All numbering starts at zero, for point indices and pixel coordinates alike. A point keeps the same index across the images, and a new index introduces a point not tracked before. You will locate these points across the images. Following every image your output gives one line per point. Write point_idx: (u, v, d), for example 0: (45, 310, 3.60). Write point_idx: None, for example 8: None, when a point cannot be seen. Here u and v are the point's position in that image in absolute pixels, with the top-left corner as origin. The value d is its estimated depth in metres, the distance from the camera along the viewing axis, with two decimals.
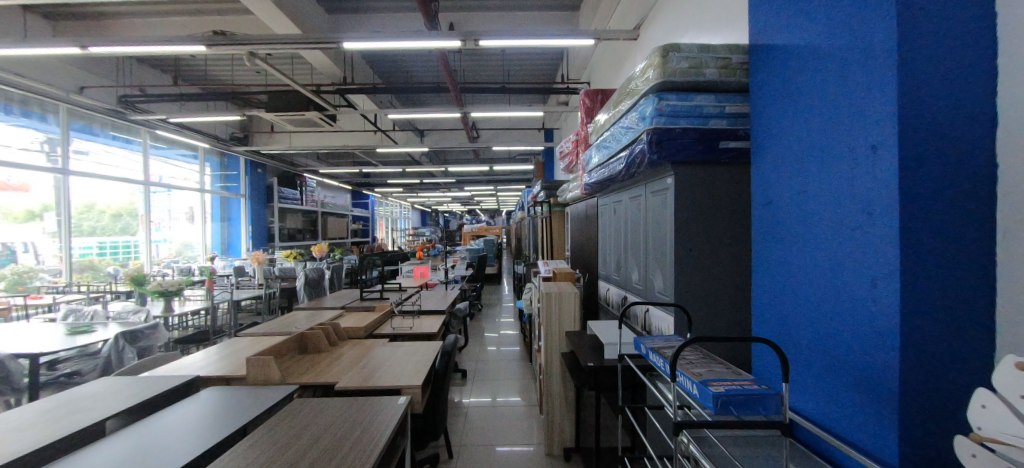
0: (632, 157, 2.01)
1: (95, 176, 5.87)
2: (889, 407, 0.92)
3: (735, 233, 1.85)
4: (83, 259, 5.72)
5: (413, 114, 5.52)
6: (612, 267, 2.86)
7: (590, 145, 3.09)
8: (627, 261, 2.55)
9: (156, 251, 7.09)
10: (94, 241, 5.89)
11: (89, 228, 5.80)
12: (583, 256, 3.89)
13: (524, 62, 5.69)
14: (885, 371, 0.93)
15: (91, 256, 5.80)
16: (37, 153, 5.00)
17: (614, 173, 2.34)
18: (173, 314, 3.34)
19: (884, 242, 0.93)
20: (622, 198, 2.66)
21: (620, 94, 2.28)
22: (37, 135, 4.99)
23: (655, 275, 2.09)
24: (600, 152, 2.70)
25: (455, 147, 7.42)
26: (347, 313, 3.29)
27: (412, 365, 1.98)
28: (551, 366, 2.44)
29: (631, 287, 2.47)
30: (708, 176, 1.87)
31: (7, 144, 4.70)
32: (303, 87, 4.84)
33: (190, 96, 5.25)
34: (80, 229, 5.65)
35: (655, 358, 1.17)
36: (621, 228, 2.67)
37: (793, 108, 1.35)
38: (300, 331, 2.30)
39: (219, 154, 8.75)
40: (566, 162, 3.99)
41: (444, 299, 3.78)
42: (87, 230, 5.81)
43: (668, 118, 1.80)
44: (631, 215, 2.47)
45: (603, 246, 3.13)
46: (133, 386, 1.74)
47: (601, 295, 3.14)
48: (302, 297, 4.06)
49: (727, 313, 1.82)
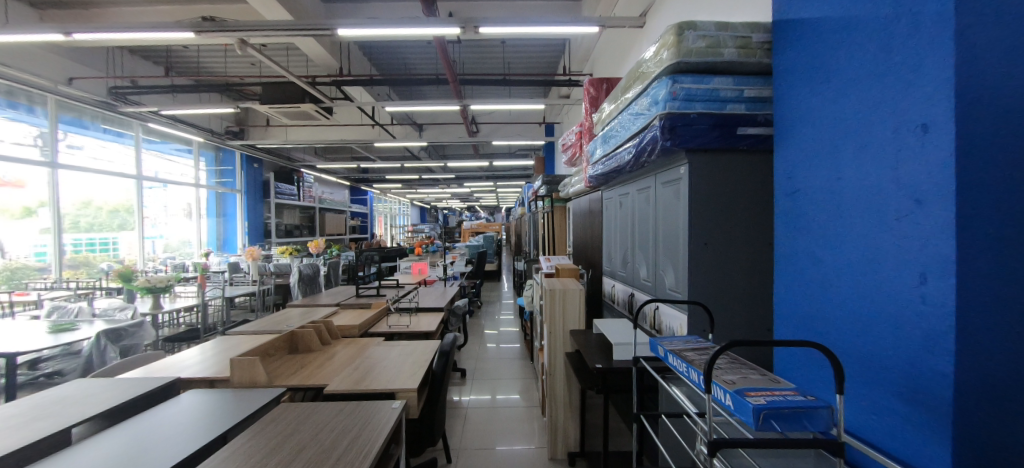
0: (641, 145, 1.89)
1: (89, 171, 5.76)
2: (942, 417, 0.81)
3: (752, 226, 1.74)
4: (77, 255, 5.62)
5: (412, 107, 5.38)
6: (618, 263, 2.74)
7: (594, 136, 2.96)
8: (634, 256, 2.44)
9: (152, 247, 6.98)
10: (87, 237, 5.78)
11: (85, 224, 5.72)
12: (585, 252, 3.77)
13: (525, 52, 5.54)
14: (936, 378, 0.82)
15: (84, 252, 5.69)
16: (31, 148, 4.88)
17: (621, 163, 2.23)
18: (162, 311, 3.22)
19: (934, 230, 0.82)
20: (628, 191, 2.54)
21: (629, 80, 2.16)
22: (32, 130, 4.86)
23: (665, 271, 1.98)
24: (606, 143, 2.57)
25: (455, 142, 7.28)
26: (342, 311, 3.17)
27: (409, 367, 1.86)
28: (554, 367, 2.31)
29: (638, 284, 2.36)
30: (724, 165, 1.75)
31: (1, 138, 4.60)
32: (298, 78, 4.69)
33: (182, 88, 5.09)
34: (75, 225, 5.53)
35: (676, 360, 1.06)
36: (627, 222, 2.56)
37: (825, 88, 1.23)
38: (291, 329, 2.18)
39: (214, 148, 8.59)
40: (568, 155, 3.86)
41: (443, 296, 3.66)
42: (84, 227, 5.73)
43: (683, 102, 1.68)
44: (639, 207, 2.36)
45: (607, 241, 3.01)
46: (109, 389, 1.62)
47: (606, 292, 3.02)
48: (296, 294, 3.94)
49: (744, 311, 1.71)
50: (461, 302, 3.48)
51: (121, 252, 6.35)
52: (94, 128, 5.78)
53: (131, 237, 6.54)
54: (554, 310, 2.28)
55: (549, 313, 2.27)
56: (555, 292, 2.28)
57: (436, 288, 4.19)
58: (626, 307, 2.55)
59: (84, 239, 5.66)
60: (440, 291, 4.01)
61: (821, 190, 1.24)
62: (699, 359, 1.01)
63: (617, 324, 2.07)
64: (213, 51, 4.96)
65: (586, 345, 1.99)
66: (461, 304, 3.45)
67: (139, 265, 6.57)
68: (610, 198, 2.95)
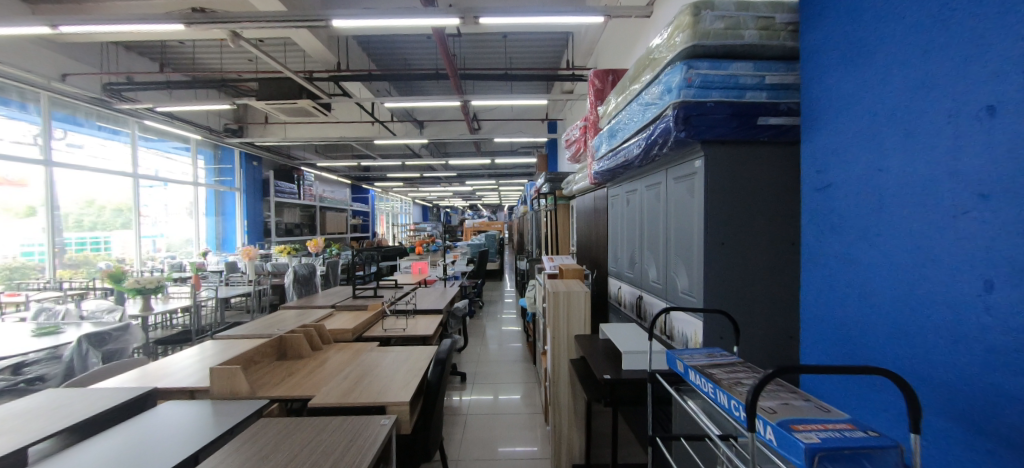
0: (653, 138, 1.75)
1: (87, 169, 5.67)
2: (1015, 450, 0.68)
3: (773, 223, 1.59)
4: (77, 254, 5.56)
5: (412, 103, 5.24)
6: (625, 263, 2.61)
7: (599, 131, 2.82)
8: (642, 256, 2.31)
9: (152, 247, 6.93)
10: (87, 235, 5.71)
11: (86, 223, 5.68)
12: (590, 252, 3.63)
13: (527, 45, 5.39)
14: (1006, 403, 0.70)
15: (83, 251, 5.62)
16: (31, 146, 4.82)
17: (629, 157, 2.10)
18: (152, 313, 3.12)
19: (1005, 230, 0.70)
20: (636, 187, 2.41)
21: (638, 68, 2.02)
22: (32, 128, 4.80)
23: (677, 272, 1.85)
24: (612, 137, 2.43)
25: (455, 139, 7.14)
26: (337, 313, 3.06)
27: (402, 375, 1.74)
28: (558, 374, 2.18)
29: (647, 286, 2.22)
30: (742, 157, 1.61)
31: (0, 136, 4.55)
32: (295, 73, 4.56)
33: (177, 84, 4.97)
34: (75, 224, 5.46)
35: (699, 379, 0.93)
36: (635, 221, 2.42)
37: (860, 71, 1.10)
38: (279, 334, 2.06)
39: (212, 146, 8.50)
40: (572, 151, 3.71)
41: (443, 297, 3.53)
42: (85, 226, 5.69)
43: (699, 90, 1.54)
44: (648, 205, 2.23)
45: (613, 241, 2.89)
46: (81, 401, 1.50)
47: (612, 294, 2.89)
48: (292, 295, 3.81)
49: (766, 316, 1.57)
50: (460, 304, 3.37)
51: (120, 251, 6.28)
52: (88, 125, 5.63)
53: (133, 236, 6.50)
54: (558, 314, 2.15)
55: (552, 316, 2.14)
56: (559, 294, 2.14)
57: (435, 289, 4.07)
58: (634, 309, 2.42)
59: (82, 238, 5.60)
60: (440, 291, 3.89)
61: (858, 183, 1.10)
62: (726, 378, 0.88)
63: (626, 330, 1.94)
64: (208, 45, 4.84)
65: (592, 354, 1.86)
66: (461, 306, 3.34)
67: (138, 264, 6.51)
68: (616, 196, 2.81)
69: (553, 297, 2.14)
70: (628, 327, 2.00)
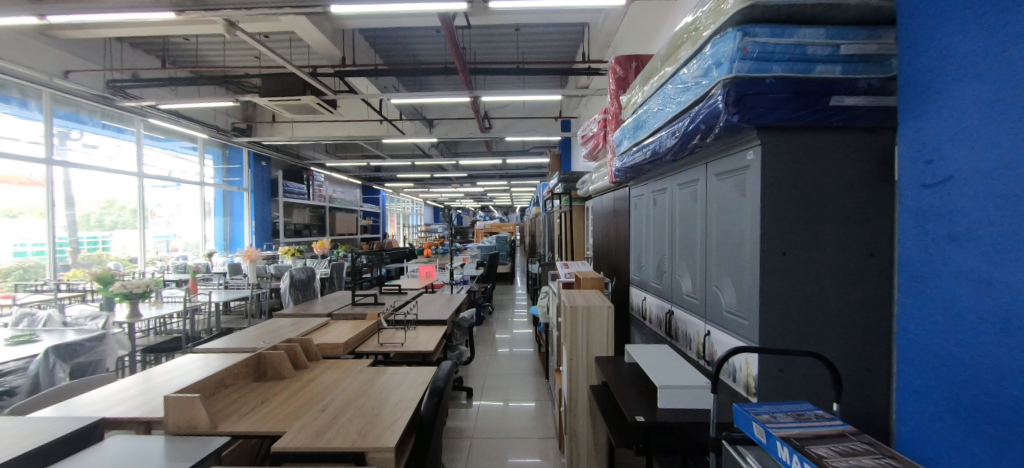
0: (693, 126, 1.45)
1: (96, 170, 5.69)
2: None
3: (849, 229, 1.28)
4: (93, 251, 5.62)
5: (418, 99, 4.99)
6: (651, 272, 2.31)
7: (621, 123, 2.50)
8: (673, 265, 2.00)
9: (165, 247, 7.06)
10: (100, 233, 5.76)
11: (106, 223, 5.86)
12: (608, 258, 3.32)
13: (540, 37, 5.10)
14: None
15: (97, 248, 5.66)
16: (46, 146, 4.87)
17: (659, 151, 1.79)
18: (140, 319, 3.01)
19: None
20: (665, 186, 2.10)
21: (672, 45, 1.71)
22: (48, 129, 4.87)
23: (721, 286, 1.54)
24: (637, 129, 2.12)
25: (465, 138, 6.88)
26: (333, 323, 2.83)
27: (391, 405, 1.46)
28: (576, 403, 1.88)
29: (679, 300, 1.92)
30: (813, 146, 1.29)
31: (15, 137, 4.58)
32: (298, 68, 4.38)
33: (180, 80, 4.88)
34: (86, 222, 5.49)
35: (794, 458, 0.62)
36: (664, 224, 2.12)
37: (1002, 20, 0.79)
38: (259, 351, 1.83)
39: (221, 146, 8.47)
40: (589, 147, 3.40)
41: (448, 305, 3.24)
42: (108, 226, 5.92)
43: (757, 62, 1.22)
44: (681, 206, 1.93)
45: (636, 247, 2.58)
46: (16, 432, 1.29)
47: (635, 306, 2.57)
48: (288, 300, 3.55)
49: (837, 343, 1.28)
50: (465, 314, 3.15)
51: (125, 251, 6.21)
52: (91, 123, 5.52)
53: (147, 236, 6.62)
54: (577, 330, 1.85)
55: (570, 334, 1.84)
56: (577, 309, 1.83)
57: (441, 295, 3.78)
58: (663, 326, 2.11)
59: (94, 237, 5.62)
60: (445, 299, 3.60)
61: (1000, 176, 0.79)
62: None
63: (659, 355, 1.62)
64: (211, 38, 4.73)
65: (619, 383, 1.55)
66: (466, 316, 3.11)
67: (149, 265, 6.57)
68: (640, 196, 2.51)
69: (570, 313, 1.83)
70: (660, 351, 1.70)
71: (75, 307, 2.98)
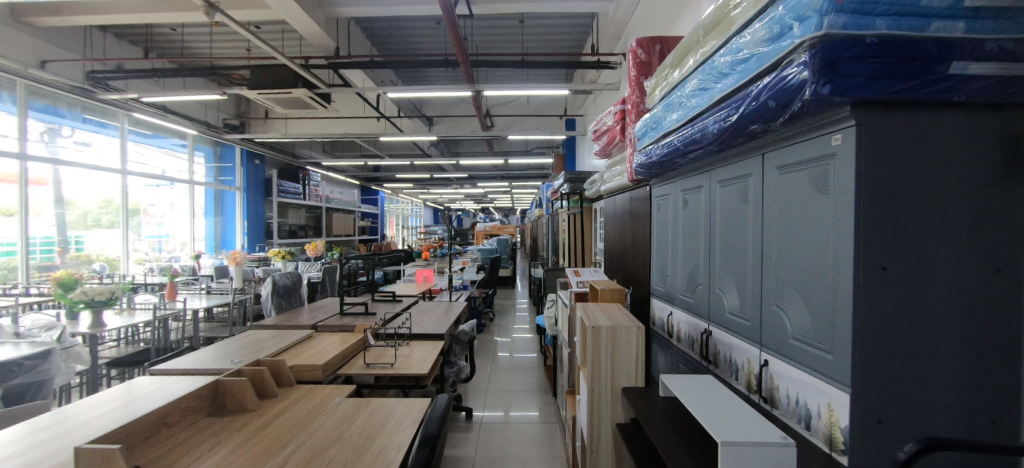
0: (758, 104, 1.13)
1: (84, 167, 5.49)
2: None
3: (970, 235, 0.95)
4: (80, 253, 5.50)
5: (417, 93, 4.69)
6: (681, 283, 2.00)
7: (647, 111, 2.18)
8: (714, 276, 1.69)
9: (159, 247, 6.94)
10: (87, 233, 5.59)
11: (105, 221, 5.87)
12: (623, 264, 3.02)
13: (545, 28, 4.83)
14: None
15: (83, 249, 5.50)
16: (38, 143, 4.75)
17: (701, 139, 1.47)
18: (102, 330, 2.72)
19: None
20: (702, 183, 1.81)
21: (723, 6, 1.39)
22: (42, 126, 4.77)
23: (787, 306, 1.24)
24: (669, 116, 1.81)
25: (466, 136, 6.58)
26: (317, 338, 2.51)
27: (370, 458, 1.15)
28: (598, 442, 1.58)
29: (721, 319, 1.62)
30: (927, 131, 0.97)
31: (5, 134, 4.46)
32: (290, 60, 4.10)
33: (164, 71, 4.60)
34: (81, 221, 5.48)
35: None
36: (701, 228, 1.82)
37: None
38: (216, 377, 1.52)
39: (213, 143, 8.18)
40: (602, 143, 3.10)
41: (446, 317, 2.92)
42: (109, 225, 5.96)
43: (855, 16, 0.88)
44: (725, 207, 1.63)
45: (660, 253, 2.28)
46: None
47: (659, 321, 2.25)
48: (268, 309, 3.14)
49: (953, 389, 0.95)
50: (464, 326, 2.82)
51: (110, 251, 5.97)
52: (71, 117, 5.21)
53: (140, 236, 6.52)
54: (600, 355, 1.53)
55: (592, 360, 1.53)
56: (601, 330, 1.52)
57: (439, 304, 3.45)
58: (697, 348, 1.82)
59: (80, 237, 5.45)
60: (444, 308, 3.28)
61: None
62: None
63: (705, 392, 1.32)
64: (197, 28, 4.49)
65: (655, 425, 1.25)
66: (465, 328, 2.78)
67: (141, 266, 6.45)
68: (666, 195, 2.21)
69: (593, 334, 1.51)
70: (706, 383, 1.41)
71: (29, 317, 2.69)
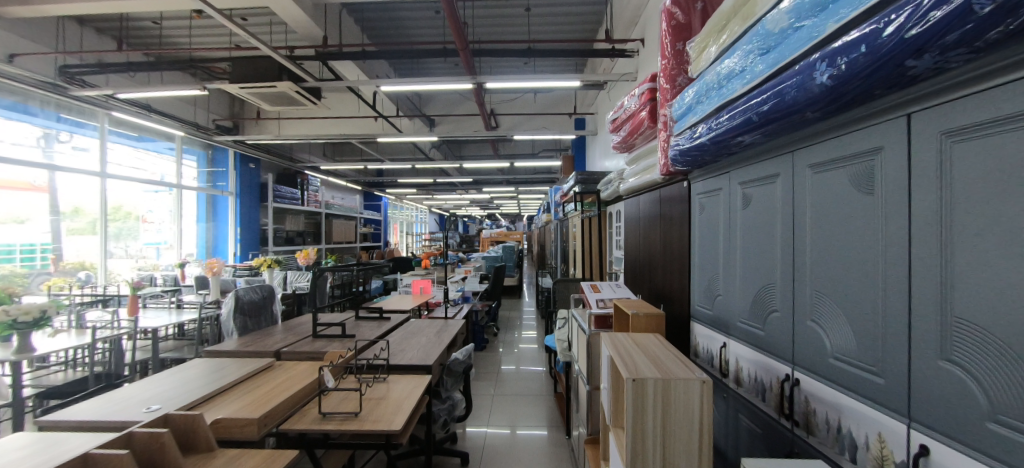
0: (951, 8, 0.60)
1: (73, 171, 5.25)
2: None
3: None
4: (74, 260, 5.33)
5: (412, 86, 4.25)
6: (742, 308, 1.49)
7: (691, 81, 1.68)
8: (803, 300, 1.16)
9: (156, 254, 6.84)
10: (76, 240, 5.34)
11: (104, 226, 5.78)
12: (649, 275, 2.53)
13: (552, 13, 4.38)
14: None
15: (77, 256, 5.33)
16: (34, 149, 4.62)
17: (802, 99, 0.97)
18: (29, 357, 2.29)
19: None
20: (780, 170, 1.26)
21: None
22: (38, 130, 4.68)
23: (976, 362, 0.67)
24: (731, 80, 1.31)
25: (469, 136, 6.13)
26: (275, 370, 2.04)
27: None
28: None
29: (825, 365, 1.07)
30: None
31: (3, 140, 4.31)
32: (274, 50, 3.72)
33: (140, 65, 4.29)
34: (78, 227, 5.32)
35: None
36: (776, 232, 1.29)
37: None
38: (86, 451, 1.05)
39: (205, 146, 7.85)
40: (623, 133, 2.63)
41: (437, 341, 2.43)
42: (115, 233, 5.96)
43: None
44: (821, 200, 1.08)
45: (707, 266, 1.77)
46: None
47: (710, 355, 1.72)
48: (230, 330, 2.69)
49: None
50: (456, 354, 2.32)
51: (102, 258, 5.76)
52: (45, 116, 4.83)
53: (137, 241, 6.37)
54: (645, 424, 1.00)
55: (632, 429, 0.99)
56: (648, 386, 1.00)
57: (431, 323, 2.96)
58: (772, 400, 1.30)
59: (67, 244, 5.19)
60: (437, 328, 2.80)
61: None
62: None
63: None
64: (175, 18, 4.17)
65: None
66: (458, 357, 2.28)
67: (136, 272, 6.30)
68: (715, 191, 1.70)
69: (636, 394, 0.99)
70: None
71: None
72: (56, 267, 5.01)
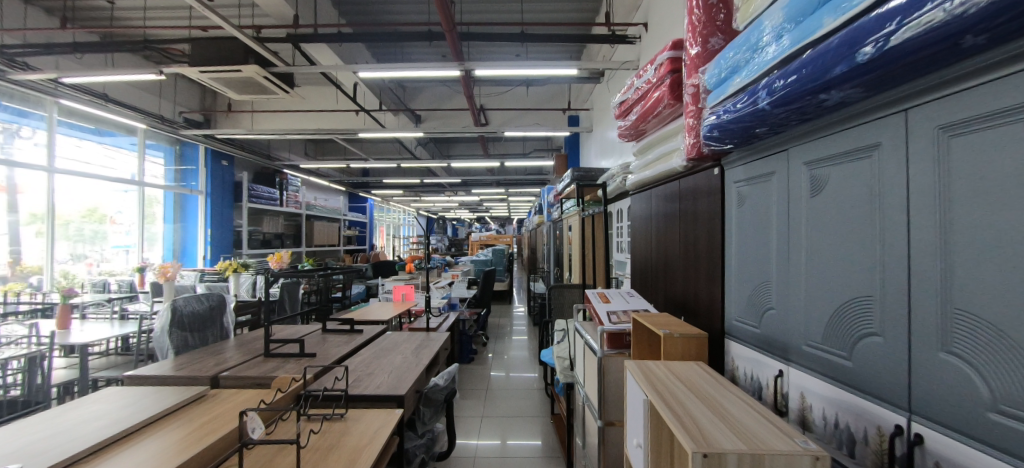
0: None
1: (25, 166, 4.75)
2: None
3: None
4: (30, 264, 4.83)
5: (393, 72, 3.86)
6: (810, 327, 1.13)
7: (740, 32, 1.31)
8: (925, 319, 0.79)
9: (122, 258, 6.31)
10: (31, 243, 4.85)
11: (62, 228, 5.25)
12: (664, 282, 2.18)
13: None
14: None
15: (30, 260, 4.82)
16: None
17: (966, 11, 0.60)
18: None
19: None
20: (883, 136, 0.90)
21: None
22: None
23: None
24: (812, 14, 0.93)
25: (457, 132, 5.76)
26: (204, 402, 1.62)
27: None
28: None
29: (973, 420, 0.69)
30: None
31: None
32: (238, 29, 3.29)
33: (89, 46, 3.85)
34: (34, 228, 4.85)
35: None
36: (872, 223, 0.93)
37: None
38: None
39: (173, 141, 7.32)
40: (632, 116, 2.28)
41: (413, 361, 2.03)
42: (77, 234, 5.46)
43: None
44: (967, 173, 0.72)
45: (753, 270, 1.42)
46: None
47: (758, 384, 1.36)
48: (166, 346, 2.25)
49: None
50: (436, 378, 1.92)
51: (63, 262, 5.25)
52: None
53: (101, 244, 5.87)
54: None
55: None
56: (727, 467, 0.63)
57: (410, 336, 2.57)
58: (868, 457, 0.92)
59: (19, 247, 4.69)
60: (416, 343, 2.40)
61: None
62: None
63: None
64: None
65: None
66: (438, 382, 1.88)
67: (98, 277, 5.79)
68: (766, 177, 1.36)
69: None
70: None
71: None
72: (8, 272, 4.54)
